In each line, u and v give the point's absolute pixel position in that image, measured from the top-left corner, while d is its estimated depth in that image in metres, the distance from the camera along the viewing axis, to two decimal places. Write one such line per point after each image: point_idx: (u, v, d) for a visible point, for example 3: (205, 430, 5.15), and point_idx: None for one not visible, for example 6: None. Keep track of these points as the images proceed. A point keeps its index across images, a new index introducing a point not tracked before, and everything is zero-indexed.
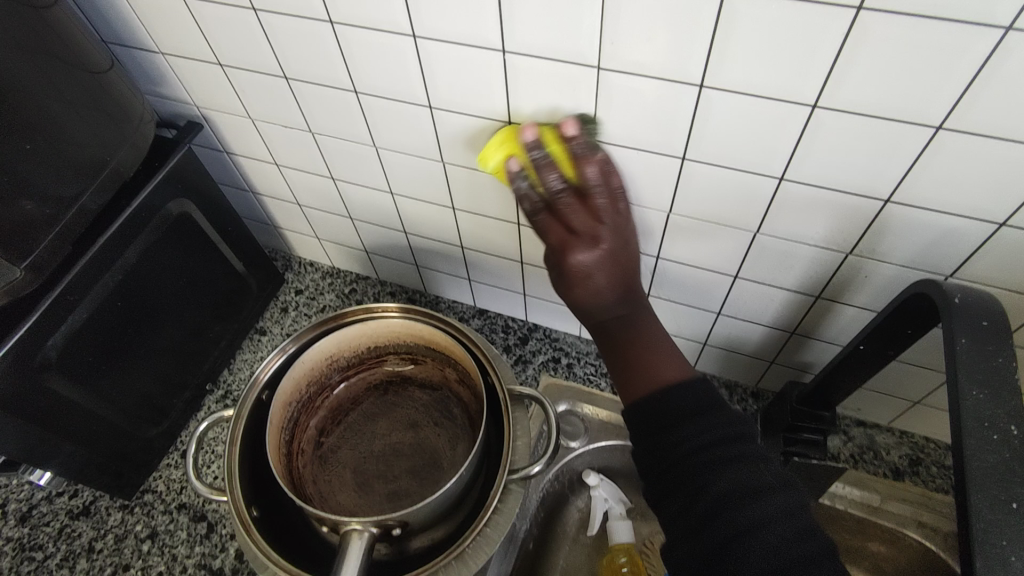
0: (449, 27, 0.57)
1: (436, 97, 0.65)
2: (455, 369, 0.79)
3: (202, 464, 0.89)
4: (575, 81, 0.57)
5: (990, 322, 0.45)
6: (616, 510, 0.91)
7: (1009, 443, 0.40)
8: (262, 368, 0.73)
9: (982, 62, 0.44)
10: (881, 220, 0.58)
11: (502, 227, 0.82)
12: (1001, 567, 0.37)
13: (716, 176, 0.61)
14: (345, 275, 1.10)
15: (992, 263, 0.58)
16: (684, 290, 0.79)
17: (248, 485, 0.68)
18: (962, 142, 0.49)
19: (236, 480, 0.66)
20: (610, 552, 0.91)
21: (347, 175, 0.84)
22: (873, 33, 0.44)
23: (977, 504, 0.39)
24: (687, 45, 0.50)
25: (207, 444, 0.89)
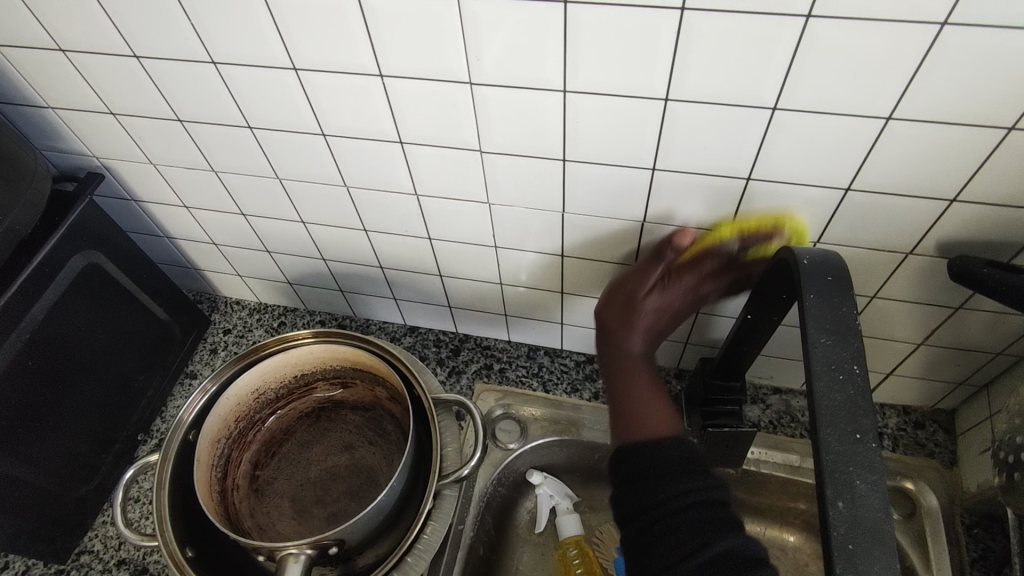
0: (326, 58, 0.60)
1: (328, 125, 0.68)
2: (383, 386, 0.81)
3: (139, 517, 0.87)
4: (451, 98, 0.61)
5: (833, 276, 0.50)
6: (563, 505, 0.94)
7: (853, 381, 0.45)
8: (184, 410, 0.73)
9: (794, 47, 0.49)
10: (747, 198, 0.64)
11: (415, 243, 0.84)
12: (847, 492, 0.42)
13: (596, 173, 0.65)
14: (273, 309, 1.10)
15: (848, 226, 0.63)
16: (594, 284, 0.83)
17: (180, 526, 0.68)
18: (795, 119, 0.54)
19: (167, 522, 0.66)
20: (561, 546, 0.94)
21: (257, 209, 0.85)
22: (698, 30, 0.49)
23: (827, 439, 0.44)
24: (542, 55, 0.54)
25: (137, 492, 0.87)
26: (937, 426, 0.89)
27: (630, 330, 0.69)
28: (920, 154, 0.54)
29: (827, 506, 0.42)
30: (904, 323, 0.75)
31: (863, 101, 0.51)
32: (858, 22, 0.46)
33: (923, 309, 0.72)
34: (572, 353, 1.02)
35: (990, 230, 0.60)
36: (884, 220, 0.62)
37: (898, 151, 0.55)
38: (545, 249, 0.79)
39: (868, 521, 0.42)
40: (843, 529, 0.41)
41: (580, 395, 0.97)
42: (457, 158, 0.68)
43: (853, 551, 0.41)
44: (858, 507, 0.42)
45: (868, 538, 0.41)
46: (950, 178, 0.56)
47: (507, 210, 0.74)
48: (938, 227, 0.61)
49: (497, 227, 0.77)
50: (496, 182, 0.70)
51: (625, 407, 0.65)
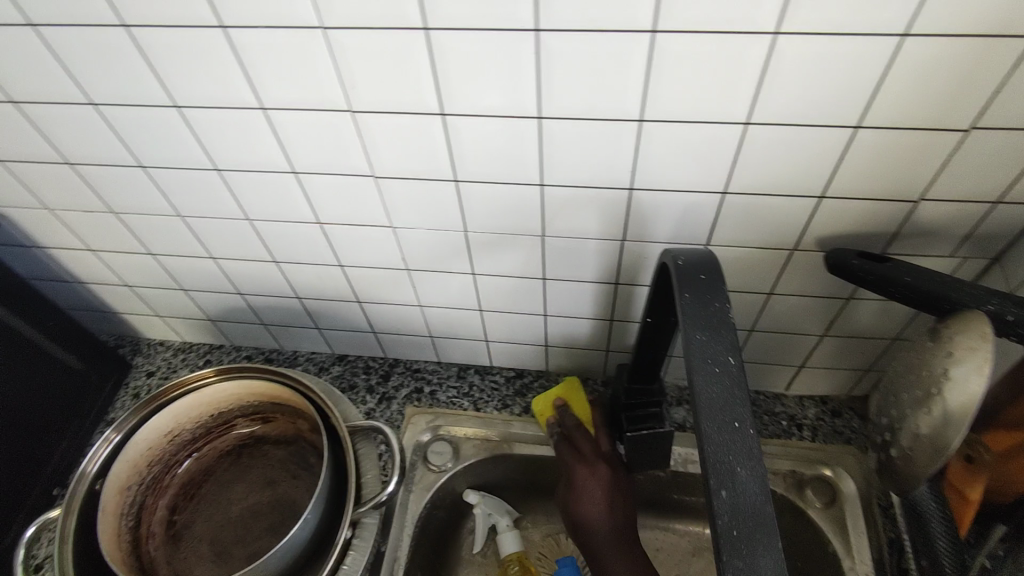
0: (205, 93, 0.60)
1: (219, 159, 0.68)
2: (304, 419, 0.80)
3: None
4: (335, 126, 0.61)
5: (706, 275, 0.52)
6: (503, 522, 0.93)
7: (729, 371, 0.46)
8: (86, 463, 0.69)
9: (647, 60, 0.51)
10: (636, 207, 0.65)
11: (327, 271, 0.84)
12: (729, 480, 0.42)
13: (489, 191, 0.66)
14: (197, 347, 1.08)
15: (733, 227, 0.66)
16: (509, 299, 0.84)
17: None
18: (663, 129, 0.56)
19: None
20: (503, 564, 0.94)
21: (164, 248, 0.84)
22: (555, 49, 0.51)
23: (707, 430, 0.44)
24: (414, 79, 0.55)
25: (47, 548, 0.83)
26: (853, 413, 0.92)
27: (589, 499, 0.78)
28: (783, 156, 0.57)
29: (711, 496, 0.42)
30: (805, 316, 0.78)
31: (720, 108, 0.53)
32: (700, 34, 0.48)
33: (818, 301, 0.75)
34: (501, 369, 1.03)
35: (861, 222, 0.63)
36: (764, 219, 0.64)
37: (764, 154, 0.57)
38: (456, 268, 0.80)
39: (751, 508, 0.41)
40: (727, 518, 0.41)
41: (511, 411, 0.98)
42: (352, 185, 0.68)
43: (738, 539, 0.40)
44: (740, 494, 0.42)
45: (752, 526, 0.41)
46: (815, 177, 0.59)
47: (412, 232, 0.74)
48: (814, 224, 0.64)
49: (405, 250, 0.77)
50: (395, 206, 0.70)
51: (601, 558, 0.75)
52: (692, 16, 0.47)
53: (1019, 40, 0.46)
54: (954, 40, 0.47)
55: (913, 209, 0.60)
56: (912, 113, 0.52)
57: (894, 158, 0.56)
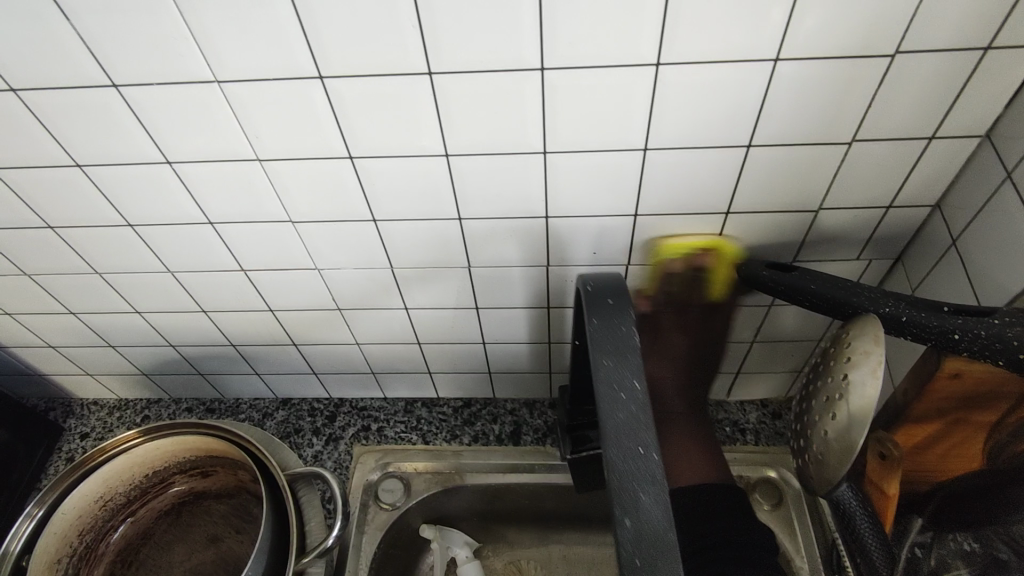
0: (107, 152, 0.59)
1: (131, 215, 0.67)
2: (245, 470, 0.78)
3: None
4: (245, 175, 0.61)
5: (613, 299, 0.53)
6: (462, 553, 0.95)
7: (633, 399, 0.48)
8: (11, 540, 0.67)
9: (541, 97, 0.52)
10: (554, 234, 0.67)
11: (259, 318, 0.83)
12: (633, 508, 0.43)
13: (408, 228, 0.67)
14: (134, 403, 1.05)
15: (650, 247, 0.67)
16: (445, 330, 0.84)
17: None
18: (567, 159, 0.58)
19: None
20: None
21: (86, 306, 0.82)
22: (452, 91, 0.52)
23: (612, 459, 0.45)
24: (318, 127, 0.56)
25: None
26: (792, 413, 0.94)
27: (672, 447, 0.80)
28: (684, 177, 0.59)
29: (616, 525, 0.43)
30: (731, 325, 0.80)
31: (619, 137, 0.55)
32: (587, 70, 0.50)
33: (742, 310, 0.77)
34: (448, 400, 1.03)
35: (768, 234, 0.65)
36: (677, 237, 0.66)
37: (666, 176, 0.59)
38: (387, 304, 0.79)
39: (653, 533, 0.42)
40: (631, 547, 0.42)
41: (460, 441, 0.97)
42: (271, 231, 0.68)
43: (641, 567, 0.42)
44: (643, 522, 0.43)
45: (653, 552, 0.42)
46: (718, 195, 0.61)
47: (338, 273, 0.74)
48: (725, 239, 0.66)
49: (333, 291, 0.77)
50: (318, 248, 0.70)
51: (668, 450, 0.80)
52: (577, 54, 0.49)
53: (881, 59, 0.49)
54: (822, 62, 0.49)
55: (814, 218, 0.63)
56: (797, 131, 0.55)
57: (788, 173, 0.58)
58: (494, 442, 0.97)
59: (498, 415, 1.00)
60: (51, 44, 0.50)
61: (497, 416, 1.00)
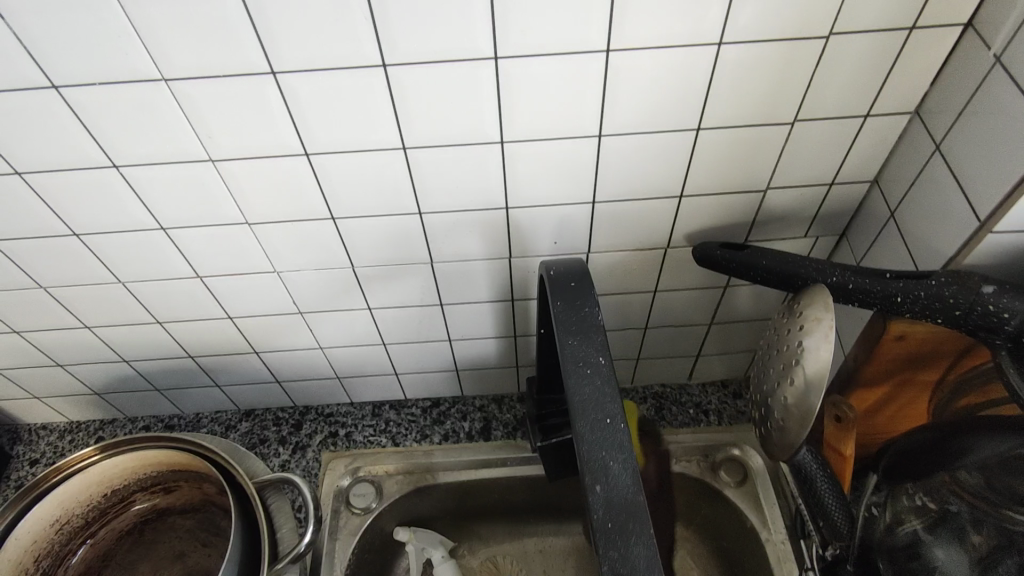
0: (49, 158, 0.57)
1: (76, 223, 0.64)
2: (209, 483, 0.76)
3: None
4: (198, 176, 0.60)
5: (576, 280, 0.54)
6: (436, 555, 0.93)
7: (600, 372, 0.48)
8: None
9: (497, 85, 0.53)
10: (515, 224, 0.67)
11: (217, 326, 0.81)
12: (603, 475, 0.44)
13: (369, 226, 0.66)
14: (87, 425, 1.00)
15: (609, 234, 0.69)
16: (410, 329, 0.84)
17: None
18: (524, 149, 0.59)
19: None
20: None
21: (31, 324, 0.78)
22: (409, 83, 0.52)
23: (581, 431, 0.46)
24: (272, 124, 0.55)
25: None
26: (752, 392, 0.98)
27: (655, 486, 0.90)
28: (639, 162, 0.61)
29: (587, 493, 0.43)
30: (691, 308, 0.82)
31: (574, 124, 0.57)
32: (540, 57, 0.51)
33: (701, 292, 0.79)
34: (417, 401, 1.02)
35: (721, 216, 0.68)
36: (635, 222, 0.68)
37: (622, 162, 0.61)
38: (350, 305, 0.79)
39: (624, 498, 0.43)
40: (602, 512, 0.43)
41: (430, 440, 0.97)
42: (227, 235, 0.67)
43: (613, 530, 0.42)
44: (613, 488, 0.43)
45: (624, 516, 0.42)
46: (671, 179, 0.63)
47: (299, 275, 0.73)
48: (680, 222, 0.68)
49: (294, 293, 0.76)
50: (277, 250, 0.69)
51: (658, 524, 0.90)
52: (529, 42, 0.50)
53: (817, 40, 0.52)
54: (763, 45, 0.52)
55: (763, 198, 0.66)
56: (742, 113, 0.57)
57: (736, 154, 0.61)
58: (464, 440, 0.97)
59: (467, 413, 1.00)
60: None
61: (467, 414, 1.00)
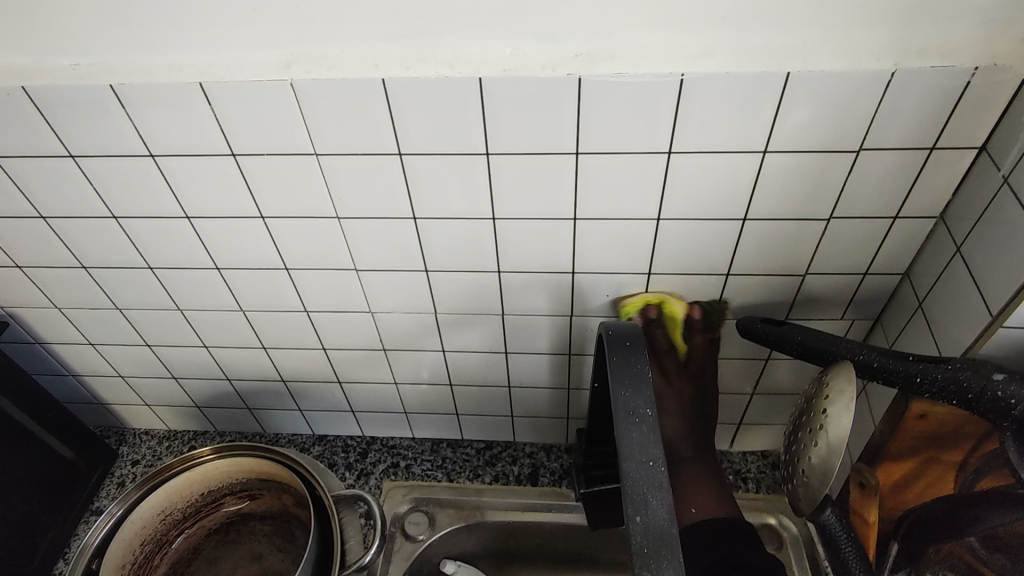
0: (213, 205, 0.72)
1: (221, 260, 0.79)
2: (289, 493, 0.86)
3: None
4: (324, 229, 0.73)
5: (631, 342, 0.63)
6: None
7: (645, 421, 0.57)
8: (90, 533, 0.75)
9: (575, 172, 0.65)
10: (579, 287, 0.78)
11: (312, 355, 0.93)
12: (643, 506, 0.51)
13: (454, 279, 0.78)
14: (182, 434, 1.13)
15: (661, 302, 0.78)
16: (476, 373, 0.94)
17: None
18: (593, 225, 0.70)
19: None
20: None
21: (161, 339, 0.93)
22: (505, 168, 0.65)
23: (627, 469, 0.54)
24: (391, 192, 0.68)
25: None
26: None
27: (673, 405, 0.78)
28: (692, 243, 0.71)
29: (628, 520, 0.51)
30: (734, 376, 0.89)
31: (637, 208, 0.67)
32: (613, 154, 0.63)
33: (743, 362, 0.87)
34: (472, 442, 1.11)
35: (763, 295, 0.76)
36: (686, 294, 0.77)
37: (676, 241, 0.71)
38: (428, 347, 0.90)
39: (659, 528, 0.50)
40: (641, 538, 0.50)
41: (482, 480, 1.05)
42: (337, 277, 0.79)
43: (649, 554, 0.49)
44: (651, 519, 0.51)
45: (659, 543, 0.50)
46: (718, 259, 0.72)
47: (388, 316, 0.85)
48: (726, 296, 0.77)
49: (381, 332, 0.88)
50: (374, 293, 0.81)
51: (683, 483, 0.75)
52: (606, 141, 0.62)
53: (849, 152, 0.61)
54: (801, 154, 0.62)
55: (801, 281, 0.74)
56: (783, 208, 0.67)
57: (777, 241, 0.70)
58: (513, 482, 1.04)
59: (517, 457, 1.08)
60: (191, 122, 0.63)
61: (517, 458, 1.08)
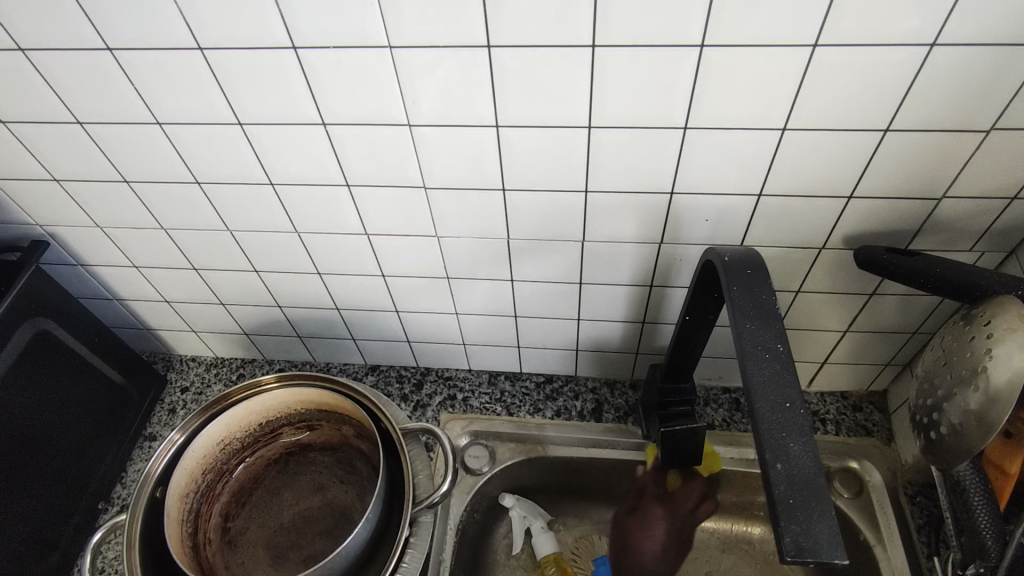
0: (269, 111, 0.64)
1: (275, 174, 0.71)
2: (351, 425, 0.82)
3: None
4: (393, 139, 0.65)
5: (752, 270, 0.56)
6: (537, 524, 0.94)
7: (778, 357, 0.51)
8: (153, 459, 0.73)
9: (695, 70, 0.55)
10: (675, 209, 0.69)
11: (369, 283, 0.87)
12: (783, 454, 0.46)
13: (534, 199, 0.70)
14: (231, 362, 1.10)
15: (766, 227, 0.70)
16: (545, 304, 0.87)
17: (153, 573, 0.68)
18: (705, 135, 0.61)
19: (134, 550, 0.67)
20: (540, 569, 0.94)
21: (210, 263, 0.87)
22: (612, 65, 0.55)
23: (762, 410, 0.48)
24: (474, 95, 0.59)
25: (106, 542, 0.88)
26: (874, 407, 0.96)
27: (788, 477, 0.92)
28: (818, 159, 0.61)
29: (768, 468, 0.46)
30: (830, 312, 0.82)
31: (761, 115, 0.58)
32: (743, 48, 0.53)
33: (844, 297, 0.79)
34: (531, 375, 1.05)
35: (887, 220, 0.67)
36: (797, 218, 0.68)
37: (799, 155, 0.61)
38: (495, 275, 0.83)
39: (803, 477, 0.45)
40: (784, 487, 0.45)
41: (543, 414, 1.00)
42: (403, 196, 0.72)
43: (795, 506, 0.44)
44: (794, 466, 0.45)
45: (805, 494, 0.44)
46: (843, 179, 0.63)
47: (455, 241, 0.77)
48: (843, 223, 0.68)
49: (447, 258, 0.80)
50: (443, 215, 0.74)
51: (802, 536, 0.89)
52: (739, 31, 0.52)
53: None
54: (976, 48, 0.52)
55: (936, 205, 0.65)
56: (936, 116, 0.57)
57: (919, 158, 0.60)
58: (576, 418, 1.00)
59: (579, 392, 1.03)
60: (247, 8, 0.55)
61: (579, 393, 1.02)
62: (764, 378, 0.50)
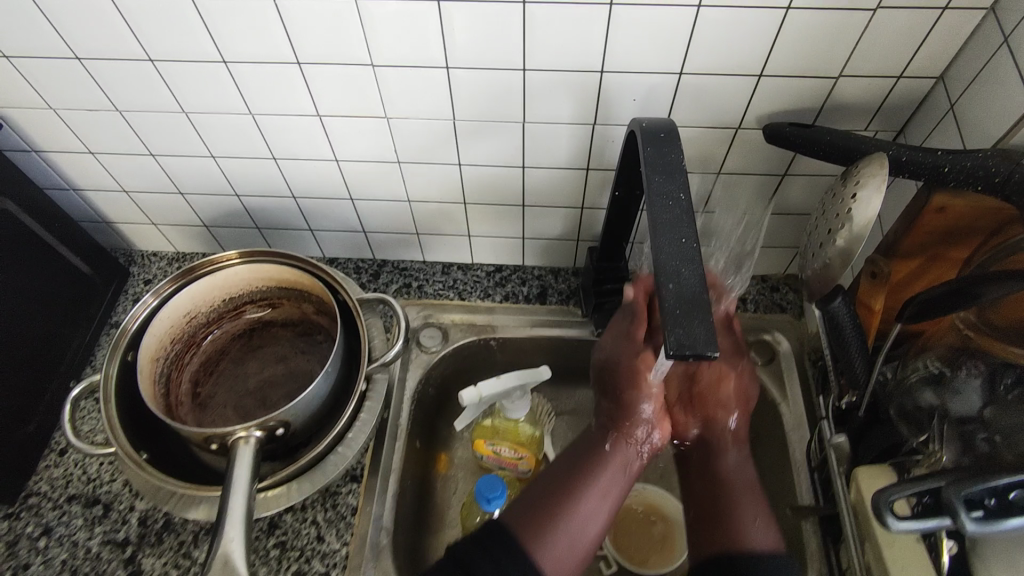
0: None
1: (228, 50, 0.74)
2: (309, 301, 0.89)
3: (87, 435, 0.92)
4: (341, 14, 0.69)
5: (665, 134, 0.63)
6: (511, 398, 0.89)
7: (678, 205, 0.59)
8: (128, 320, 0.79)
9: None
10: (606, 89, 0.75)
11: (324, 168, 0.91)
12: (675, 277, 0.55)
13: (475, 77, 0.75)
14: (192, 257, 1.14)
15: (688, 106, 0.76)
16: (490, 190, 0.94)
17: (128, 424, 0.75)
18: (629, 12, 0.66)
19: (111, 402, 0.74)
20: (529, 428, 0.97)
21: (166, 148, 0.90)
22: None
23: (661, 245, 0.56)
24: None
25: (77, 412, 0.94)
26: (789, 288, 1.07)
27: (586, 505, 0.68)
28: (730, 37, 0.68)
29: (661, 288, 0.54)
30: (747, 194, 0.90)
31: None
32: None
33: (759, 178, 0.87)
34: (482, 265, 1.13)
35: (793, 100, 0.75)
36: (715, 97, 0.75)
37: (715, 32, 0.68)
38: (444, 158, 0.88)
39: (691, 294, 0.54)
40: (672, 302, 0.53)
41: (492, 299, 1.08)
42: (354, 74, 0.76)
43: (680, 314, 0.53)
44: (683, 287, 0.54)
45: (688, 305, 0.53)
46: (754, 56, 0.70)
47: (404, 122, 0.82)
48: (754, 102, 0.75)
49: (397, 139, 0.85)
50: (392, 96, 0.78)
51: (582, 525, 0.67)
52: None
53: None
54: None
55: (834, 85, 0.72)
56: None
57: (819, 36, 0.67)
58: (522, 301, 1.08)
59: (526, 279, 1.11)
60: None
61: (525, 280, 1.10)
62: (667, 219, 0.58)
